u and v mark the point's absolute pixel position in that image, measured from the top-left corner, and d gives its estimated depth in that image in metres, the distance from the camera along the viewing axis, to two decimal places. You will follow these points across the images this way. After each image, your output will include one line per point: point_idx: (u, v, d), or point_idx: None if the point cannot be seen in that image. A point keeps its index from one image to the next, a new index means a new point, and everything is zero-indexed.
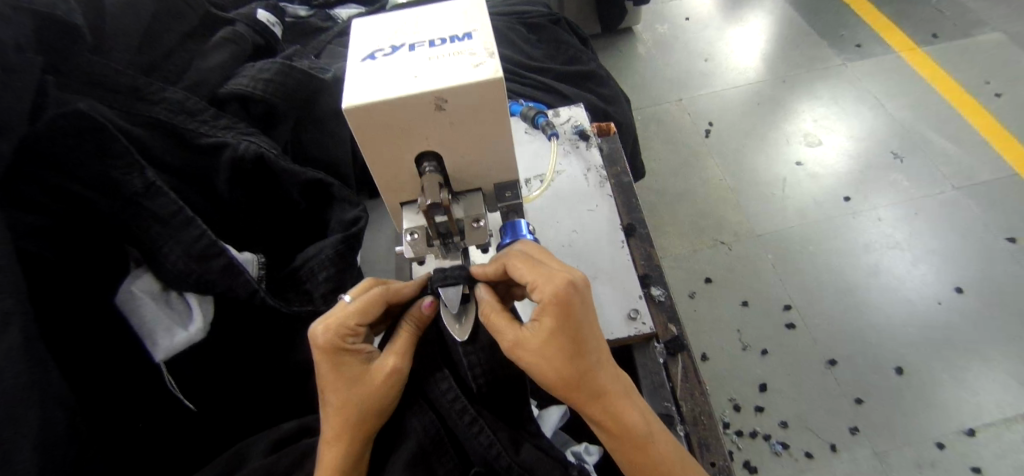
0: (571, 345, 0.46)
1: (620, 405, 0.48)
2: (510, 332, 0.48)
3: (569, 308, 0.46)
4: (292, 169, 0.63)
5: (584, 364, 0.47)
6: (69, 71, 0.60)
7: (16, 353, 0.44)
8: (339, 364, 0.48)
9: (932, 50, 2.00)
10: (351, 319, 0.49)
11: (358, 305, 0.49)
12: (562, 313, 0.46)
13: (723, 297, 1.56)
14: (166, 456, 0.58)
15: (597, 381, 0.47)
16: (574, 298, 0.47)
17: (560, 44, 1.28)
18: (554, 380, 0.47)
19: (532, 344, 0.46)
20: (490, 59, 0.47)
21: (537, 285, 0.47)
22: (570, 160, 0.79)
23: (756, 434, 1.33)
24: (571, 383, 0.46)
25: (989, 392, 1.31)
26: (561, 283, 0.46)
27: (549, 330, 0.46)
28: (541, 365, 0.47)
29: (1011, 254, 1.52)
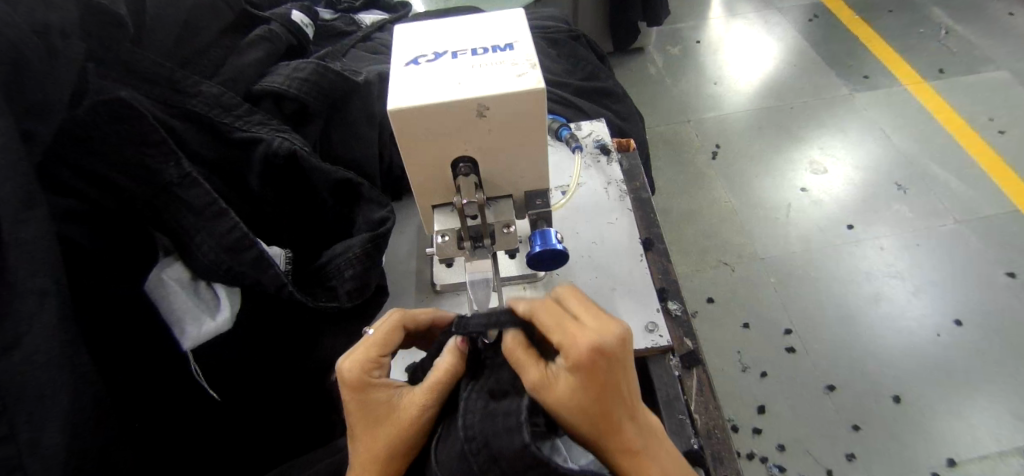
0: (600, 407, 0.42)
1: (643, 462, 0.44)
2: (533, 381, 0.43)
3: (597, 376, 0.41)
4: (322, 167, 0.64)
5: (610, 422, 0.43)
6: (109, 60, 0.61)
7: (52, 331, 0.45)
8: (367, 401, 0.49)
9: (937, 85, 2.04)
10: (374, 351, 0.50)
11: (378, 337, 0.51)
12: (588, 380, 0.41)
13: (724, 317, 1.57)
14: (188, 448, 0.58)
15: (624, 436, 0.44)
16: (602, 362, 0.41)
17: (578, 60, 1.31)
18: (578, 431, 0.43)
19: (556, 398, 0.42)
20: (533, 70, 0.48)
21: (565, 345, 0.42)
22: (591, 173, 0.81)
23: (753, 455, 1.34)
24: (596, 435, 0.43)
25: (987, 425, 1.32)
26: (586, 346, 0.41)
27: (573, 391, 0.41)
28: (563, 418, 0.43)
29: (1011, 288, 1.53)
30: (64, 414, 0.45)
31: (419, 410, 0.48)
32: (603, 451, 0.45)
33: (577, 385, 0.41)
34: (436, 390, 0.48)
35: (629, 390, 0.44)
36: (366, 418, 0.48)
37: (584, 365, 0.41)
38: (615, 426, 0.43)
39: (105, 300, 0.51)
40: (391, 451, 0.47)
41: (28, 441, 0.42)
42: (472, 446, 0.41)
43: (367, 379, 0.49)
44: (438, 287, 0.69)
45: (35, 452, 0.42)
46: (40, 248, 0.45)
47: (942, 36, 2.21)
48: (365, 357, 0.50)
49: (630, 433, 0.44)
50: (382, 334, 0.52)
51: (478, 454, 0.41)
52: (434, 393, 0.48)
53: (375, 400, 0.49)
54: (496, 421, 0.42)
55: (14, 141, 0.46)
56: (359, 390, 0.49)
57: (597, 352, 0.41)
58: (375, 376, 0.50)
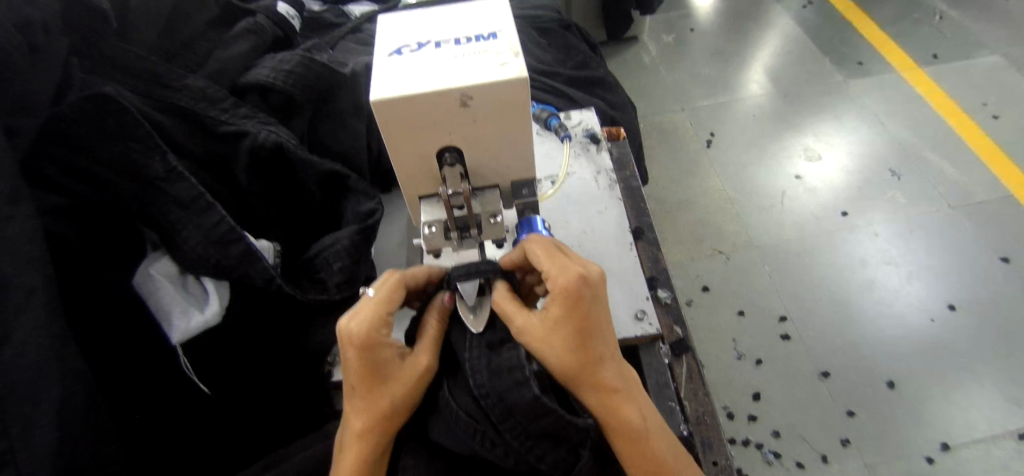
0: (580, 333, 0.48)
1: (619, 399, 0.49)
2: (517, 320, 0.50)
3: (579, 302, 0.48)
4: (309, 159, 0.64)
5: (588, 353, 0.48)
6: (93, 55, 0.61)
7: (39, 327, 0.45)
8: (375, 362, 0.48)
9: (932, 70, 2.04)
10: (382, 310, 0.49)
11: (385, 293, 0.49)
12: (570, 306, 0.48)
13: (719, 306, 1.58)
14: (178, 443, 0.57)
15: (601, 372, 0.49)
16: (584, 292, 0.48)
17: (570, 50, 1.30)
18: (557, 368, 0.48)
19: (539, 330, 0.48)
20: (516, 58, 0.48)
21: (551, 276, 0.49)
22: (581, 163, 0.81)
23: (749, 442, 1.35)
24: (572, 368, 0.48)
25: (979, 409, 1.33)
26: (573, 276, 0.48)
27: (556, 318, 0.48)
28: (544, 350, 0.48)
29: (1004, 273, 1.54)
30: (53, 410, 0.45)
31: (426, 369, 0.50)
32: (581, 389, 0.49)
33: (560, 312, 0.48)
34: (434, 347, 0.52)
35: (604, 325, 0.50)
36: (371, 376, 0.47)
37: (570, 295, 0.47)
38: (593, 358, 0.48)
39: (95, 294, 0.52)
40: (398, 409, 0.49)
41: (19, 436, 0.42)
42: (484, 395, 0.47)
43: (381, 337, 0.48)
44: None
45: (26, 446, 0.43)
46: (26, 245, 0.46)
47: (937, 21, 2.20)
48: (376, 314, 0.48)
49: (608, 368, 0.49)
50: (391, 291, 0.50)
51: (494, 406, 0.46)
52: (433, 351, 0.52)
53: (380, 357, 0.48)
54: (504, 378, 0.47)
55: None
56: (371, 347, 0.47)
57: (580, 283, 0.48)
58: (383, 333, 0.48)
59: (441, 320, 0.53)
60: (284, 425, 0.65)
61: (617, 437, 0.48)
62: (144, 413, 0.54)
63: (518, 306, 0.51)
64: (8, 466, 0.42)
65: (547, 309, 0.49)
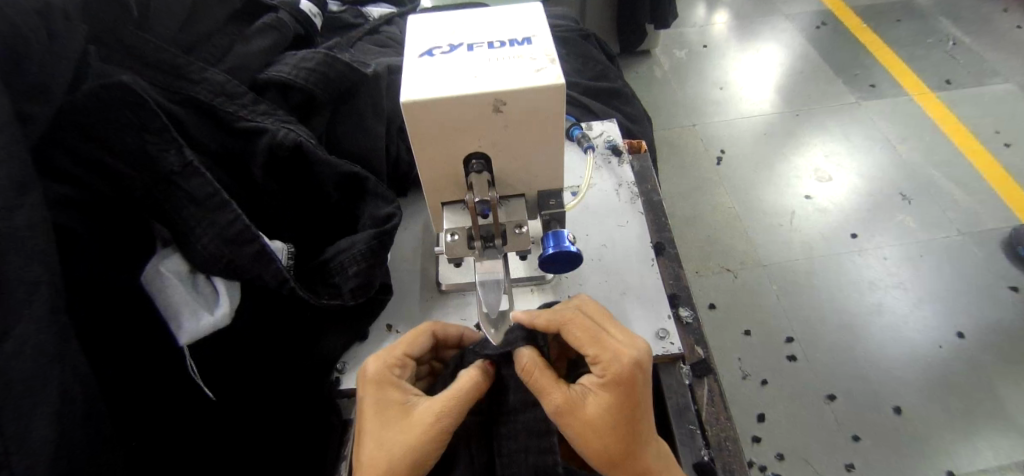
0: (628, 424, 0.48)
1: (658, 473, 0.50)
2: (560, 395, 0.49)
3: (632, 386, 0.49)
4: (328, 159, 0.62)
5: (633, 443, 0.49)
6: (110, 43, 0.60)
7: (43, 322, 0.42)
8: (384, 394, 0.52)
9: (944, 96, 2.03)
10: (398, 350, 0.55)
11: (404, 338, 0.56)
12: (623, 394, 0.48)
13: (727, 324, 1.56)
14: (188, 459, 0.56)
15: (644, 460, 0.49)
16: (637, 377, 0.49)
17: (588, 59, 1.29)
18: (600, 454, 0.48)
19: (587, 415, 0.48)
20: (552, 65, 0.46)
21: (599, 358, 0.50)
22: (602, 174, 0.79)
23: (752, 464, 1.32)
24: (614, 458, 0.48)
25: (989, 440, 1.30)
26: (625, 363, 0.49)
27: (605, 404, 0.48)
28: (588, 433, 0.48)
29: (1014, 303, 1.52)
30: (53, 411, 0.42)
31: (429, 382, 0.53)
32: (615, 474, 0.50)
33: (611, 398, 0.48)
34: (452, 399, 0.49)
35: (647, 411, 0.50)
36: (378, 418, 0.51)
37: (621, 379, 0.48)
38: (636, 444, 0.49)
39: (105, 290, 0.50)
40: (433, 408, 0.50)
41: (15, 439, 0.39)
42: None
43: (390, 377, 0.53)
44: (445, 287, 0.68)
45: (21, 448, 0.40)
46: (34, 233, 0.44)
47: (950, 47, 2.20)
48: (388, 357, 0.54)
49: (649, 448, 0.50)
50: (408, 340, 0.56)
51: None
52: (456, 403, 0.50)
53: (389, 398, 0.52)
54: None
55: (5, 121, 0.44)
56: (383, 386, 0.52)
57: (633, 367, 0.49)
58: (398, 375, 0.53)
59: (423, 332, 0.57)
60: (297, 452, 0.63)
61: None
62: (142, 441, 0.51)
63: (558, 379, 0.50)
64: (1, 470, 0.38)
65: (595, 393, 0.49)
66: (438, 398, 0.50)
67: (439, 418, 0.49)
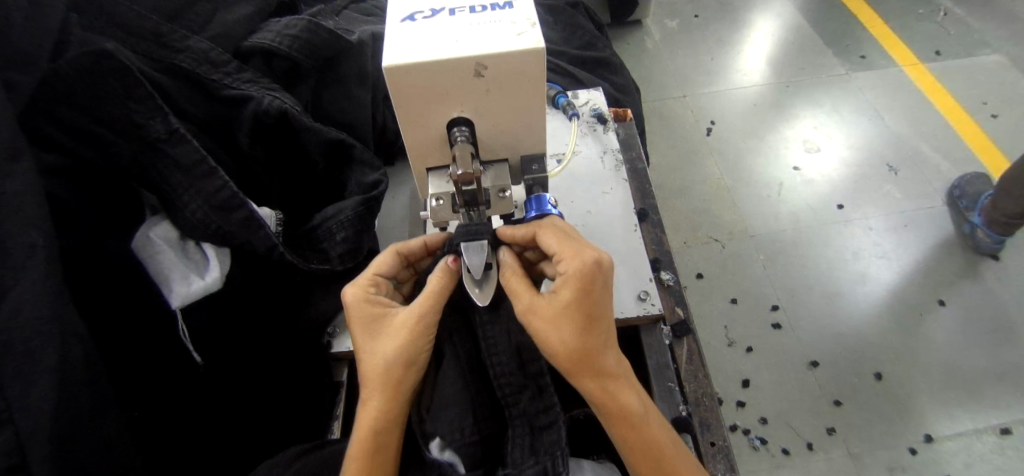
0: (587, 322, 0.48)
1: (620, 389, 0.49)
2: (526, 298, 0.50)
3: (590, 286, 0.48)
4: (314, 127, 0.64)
5: (594, 342, 0.48)
6: (90, 10, 0.58)
7: (42, 288, 0.44)
8: (365, 310, 0.53)
9: (933, 66, 2.03)
10: (369, 272, 0.55)
11: (374, 261, 0.57)
12: (581, 291, 0.48)
13: (714, 293, 1.59)
14: (190, 430, 0.56)
15: (602, 362, 0.49)
16: (596, 276, 0.48)
17: (576, 29, 1.28)
18: (562, 354, 0.48)
19: (546, 313, 0.48)
20: (533, 29, 0.47)
21: (562, 257, 0.49)
22: (587, 142, 0.80)
23: (736, 427, 1.37)
24: (576, 355, 0.48)
25: (963, 403, 1.36)
26: (586, 260, 0.48)
27: (565, 302, 0.48)
28: (548, 332, 0.48)
29: (993, 272, 1.56)
30: (55, 371, 0.44)
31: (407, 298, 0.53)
32: (582, 379, 0.49)
33: (571, 296, 0.48)
34: (428, 298, 0.51)
35: (608, 316, 0.50)
36: (367, 331, 0.52)
37: (581, 277, 0.48)
38: (599, 344, 0.49)
39: (98, 258, 0.51)
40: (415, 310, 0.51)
41: (18, 394, 0.41)
42: None
43: (364, 294, 0.53)
44: None
45: (24, 407, 0.41)
46: (28, 200, 0.45)
47: (941, 17, 2.19)
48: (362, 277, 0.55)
49: (610, 357, 0.49)
50: (381, 261, 0.56)
51: None
52: (433, 301, 0.51)
53: (371, 312, 0.53)
54: None
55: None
56: (361, 303, 0.53)
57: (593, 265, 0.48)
58: (371, 294, 0.54)
59: (398, 249, 0.57)
60: (297, 409, 0.64)
61: (624, 389, 0.49)
62: (142, 411, 0.52)
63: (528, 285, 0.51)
64: (6, 427, 0.40)
65: (557, 291, 0.49)
66: (416, 301, 0.52)
67: (422, 316, 0.51)
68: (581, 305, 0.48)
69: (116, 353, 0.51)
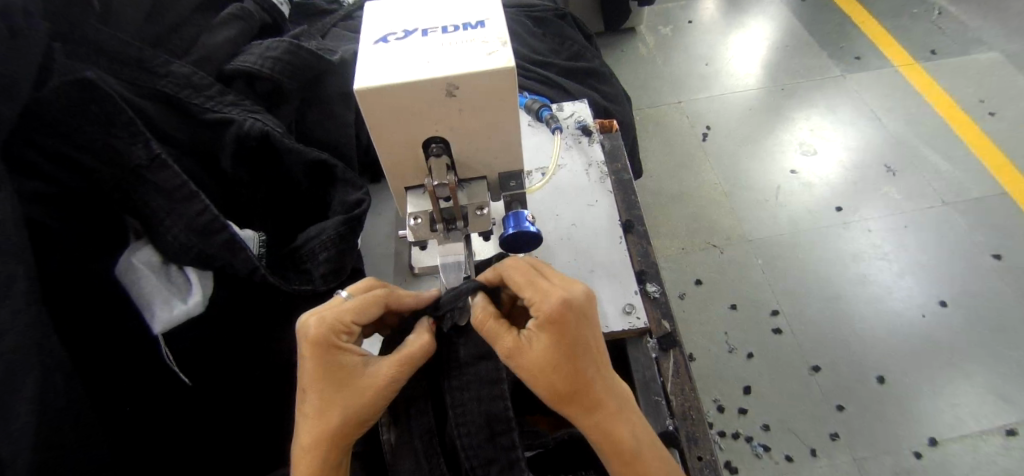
0: (571, 359, 0.47)
1: (616, 423, 0.49)
2: (509, 341, 0.49)
3: (566, 323, 0.48)
4: (296, 147, 0.64)
5: (582, 378, 0.48)
6: (75, 38, 0.59)
7: (25, 317, 0.44)
8: (330, 359, 0.49)
9: (928, 66, 2.03)
10: (347, 317, 0.50)
11: (352, 304, 0.51)
12: (560, 330, 0.47)
13: (713, 299, 1.58)
14: (169, 454, 0.57)
15: (593, 397, 0.48)
16: (568, 314, 0.48)
17: (565, 40, 1.29)
18: (552, 394, 0.48)
19: (530, 356, 0.47)
20: (503, 48, 0.47)
21: (535, 301, 0.48)
22: (572, 154, 0.80)
23: (738, 435, 1.36)
24: (565, 394, 0.48)
25: (968, 404, 1.34)
26: (557, 299, 0.48)
27: (546, 342, 0.48)
28: (536, 377, 0.48)
29: (996, 270, 1.54)
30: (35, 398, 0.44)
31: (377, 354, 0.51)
32: (576, 415, 0.49)
33: (553, 334, 0.47)
34: (400, 365, 0.50)
35: (592, 349, 0.49)
36: (326, 381, 0.49)
37: (556, 316, 0.47)
38: (587, 380, 0.48)
39: (81, 285, 0.51)
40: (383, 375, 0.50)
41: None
42: None
43: (336, 342, 0.49)
44: (417, 270, 0.68)
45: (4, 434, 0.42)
46: (11, 227, 0.45)
47: (935, 16, 2.19)
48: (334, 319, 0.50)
49: (601, 391, 0.49)
50: (361, 305, 0.52)
51: None
52: (402, 369, 0.50)
53: (336, 360, 0.49)
54: None
55: None
56: (327, 351, 0.49)
57: (564, 303, 0.48)
58: (341, 341, 0.50)
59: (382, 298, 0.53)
60: (260, 435, 0.65)
61: (619, 424, 0.49)
62: (134, 406, 0.54)
63: (509, 327, 0.50)
64: None
65: (539, 331, 0.48)
66: (386, 363, 0.50)
67: (388, 382, 0.50)
68: (558, 345, 0.47)
69: (95, 378, 0.51)
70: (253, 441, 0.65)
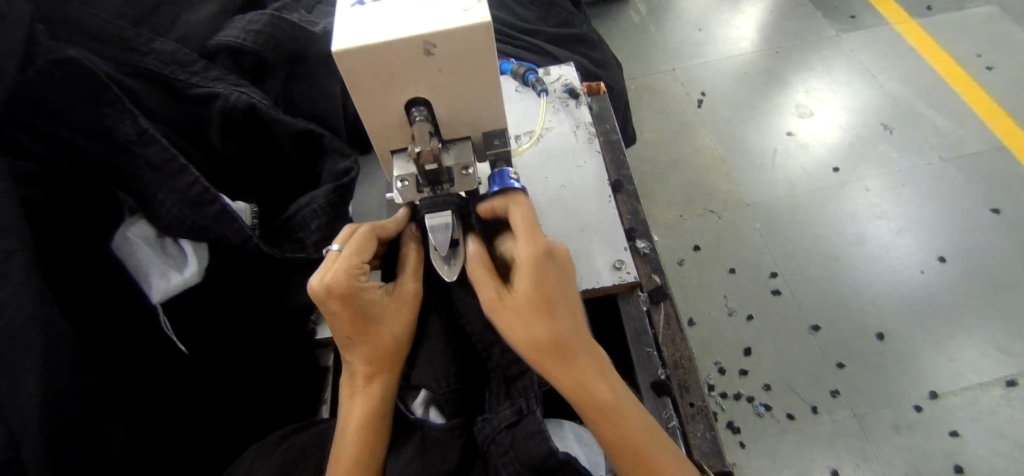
0: (546, 305, 0.49)
1: (590, 377, 0.48)
2: (492, 289, 0.51)
3: (545, 272, 0.50)
4: (282, 119, 0.65)
5: (556, 326, 0.49)
6: (58, 21, 0.59)
7: (28, 290, 0.45)
8: (363, 303, 0.50)
9: (926, 21, 2.00)
10: (358, 259, 0.51)
11: (354, 245, 0.51)
12: (535, 274, 0.50)
13: (712, 264, 1.59)
14: (175, 425, 0.58)
15: (570, 350, 0.49)
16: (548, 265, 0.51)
17: (552, 7, 1.27)
18: (528, 340, 0.48)
19: (510, 301, 0.49)
20: (479, 4, 0.47)
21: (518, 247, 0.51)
22: (560, 117, 0.80)
23: (740, 395, 1.38)
24: (540, 341, 0.48)
25: (967, 357, 1.36)
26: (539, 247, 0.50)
27: (526, 289, 0.49)
28: (514, 321, 0.49)
29: (995, 225, 1.54)
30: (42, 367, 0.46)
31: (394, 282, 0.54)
32: (551, 366, 0.48)
33: (530, 284, 0.49)
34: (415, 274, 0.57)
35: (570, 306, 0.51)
36: (359, 324, 0.50)
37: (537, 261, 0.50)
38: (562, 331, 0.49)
39: (78, 260, 0.53)
40: (407, 294, 0.55)
41: (8, 394, 0.43)
42: None
43: (363, 284, 0.50)
44: None
45: (16, 404, 0.44)
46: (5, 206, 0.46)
47: None
48: (348, 267, 0.50)
49: (578, 346, 0.49)
50: (364, 244, 0.52)
51: None
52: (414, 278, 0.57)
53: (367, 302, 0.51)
54: None
55: None
56: (360, 296, 0.50)
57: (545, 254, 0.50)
58: (364, 282, 0.51)
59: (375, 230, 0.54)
60: (285, 391, 0.70)
61: (592, 378, 0.48)
62: (136, 379, 0.55)
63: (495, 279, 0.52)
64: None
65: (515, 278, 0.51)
66: (403, 281, 0.55)
67: (412, 294, 0.56)
68: (538, 291, 0.49)
69: (98, 347, 0.52)
70: (273, 402, 0.68)
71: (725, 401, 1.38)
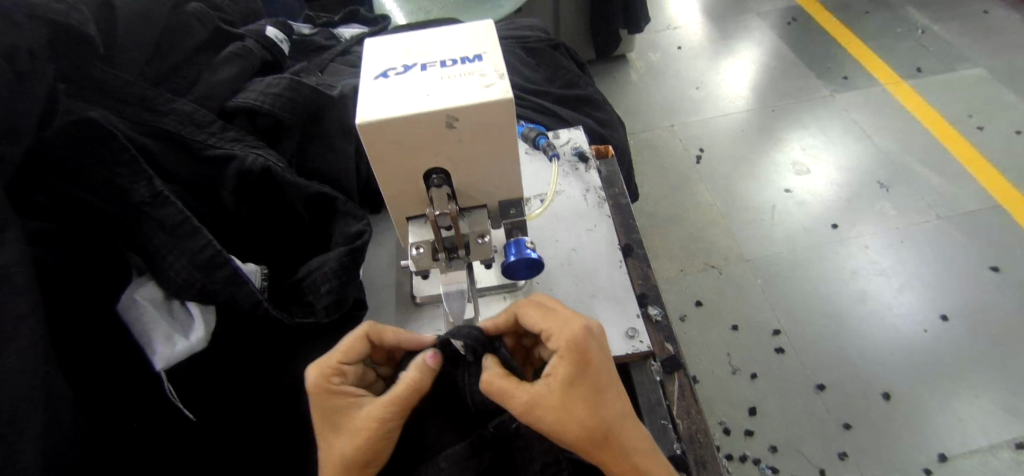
0: (592, 397, 0.48)
1: (645, 461, 0.49)
2: (522, 395, 0.48)
3: (586, 356, 0.49)
4: (298, 181, 0.65)
5: (606, 418, 0.48)
6: (80, 80, 0.60)
7: (30, 356, 0.43)
8: (326, 404, 0.51)
9: (914, 84, 2.08)
10: (333, 358, 0.53)
11: (339, 346, 0.54)
12: (578, 363, 0.48)
13: (713, 320, 1.57)
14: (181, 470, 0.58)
15: (623, 437, 0.49)
16: (590, 343, 0.50)
17: (558, 69, 1.32)
18: (581, 436, 0.47)
19: (554, 402, 0.47)
20: (501, 80, 0.48)
21: (552, 334, 0.50)
22: (570, 181, 0.81)
23: (746, 458, 1.34)
24: (598, 436, 0.47)
25: (977, 419, 1.32)
26: (577, 331, 0.50)
27: (565, 382, 0.48)
28: (563, 421, 0.46)
29: (995, 283, 1.55)
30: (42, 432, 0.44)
31: (372, 423, 0.49)
32: (601, 455, 0.48)
33: (569, 372, 0.48)
34: (396, 402, 0.49)
35: (612, 383, 0.51)
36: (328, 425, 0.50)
37: (582, 347, 0.49)
38: (611, 409, 0.49)
39: (91, 320, 0.53)
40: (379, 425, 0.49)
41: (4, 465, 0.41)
42: None
43: (327, 386, 0.51)
44: (418, 299, 0.69)
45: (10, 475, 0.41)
46: (15, 269, 0.44)
47: (919, 36, 2.25)
48: (324, 370, 0.52)
49: (627, 427, 0.49)
50: (348, 345, 0.54)
51: None
52: (394, 405, 0.49)
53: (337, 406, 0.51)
54: None
55: None
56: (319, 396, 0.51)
57: (585, 333, 0.50)
58: (335, 383, 0.52)
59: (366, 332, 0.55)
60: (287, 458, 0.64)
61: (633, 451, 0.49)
62: (141, 422, 0.56)
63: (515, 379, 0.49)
64: None
65: (552, 373, 0.48)
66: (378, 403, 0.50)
67: (379, 420, 0.49)
68: (576, 370, 0.48)
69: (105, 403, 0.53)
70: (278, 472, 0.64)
71: (731, 464, 1.33)
